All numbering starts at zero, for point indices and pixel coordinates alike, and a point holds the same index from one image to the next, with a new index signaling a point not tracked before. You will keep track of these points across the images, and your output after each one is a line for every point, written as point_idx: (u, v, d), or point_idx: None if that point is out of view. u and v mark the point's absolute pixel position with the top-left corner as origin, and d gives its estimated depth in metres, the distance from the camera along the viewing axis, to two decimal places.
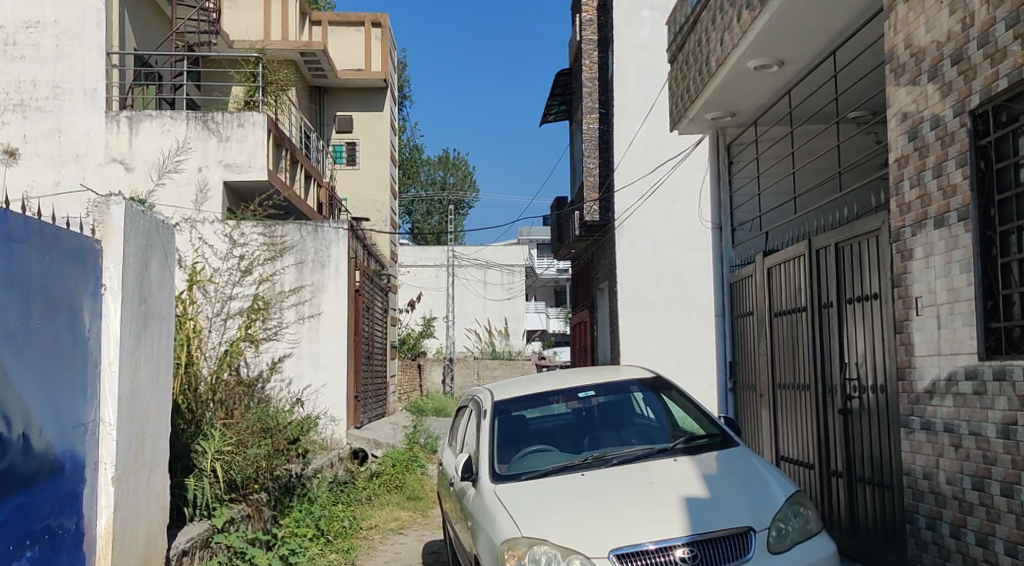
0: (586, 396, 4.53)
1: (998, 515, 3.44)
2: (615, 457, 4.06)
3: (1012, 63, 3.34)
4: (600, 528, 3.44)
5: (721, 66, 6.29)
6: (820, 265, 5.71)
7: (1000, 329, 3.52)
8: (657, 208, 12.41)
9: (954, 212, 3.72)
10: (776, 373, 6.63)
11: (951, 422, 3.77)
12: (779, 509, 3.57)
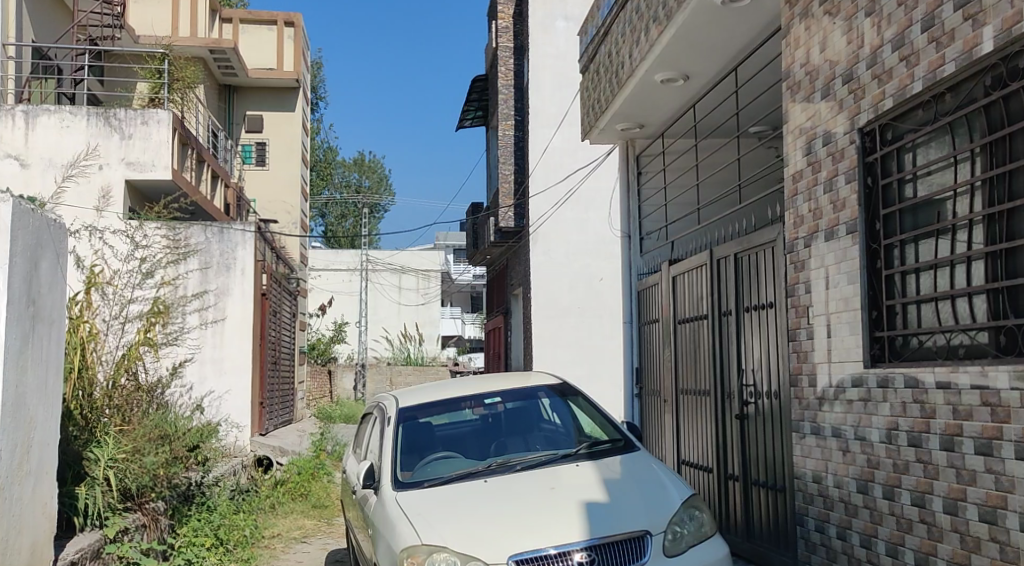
0: (492, 403, 4.56)
1: (880, 517, 3.79)
2: (519, 462, 4.09)
3: (898, 84, 3.69)
4: (501, 536, 3.47)
5: (630, 78, 6.43)
6: (719, 274, 5.92)
7: (884, 336, 3.88)
8: (569, 216, 12.62)
9: (843, 225, 4.09)
10: (678, 380, 6.82)
11: (839, 428, 4.09)
12: (675, 513, 3.66)
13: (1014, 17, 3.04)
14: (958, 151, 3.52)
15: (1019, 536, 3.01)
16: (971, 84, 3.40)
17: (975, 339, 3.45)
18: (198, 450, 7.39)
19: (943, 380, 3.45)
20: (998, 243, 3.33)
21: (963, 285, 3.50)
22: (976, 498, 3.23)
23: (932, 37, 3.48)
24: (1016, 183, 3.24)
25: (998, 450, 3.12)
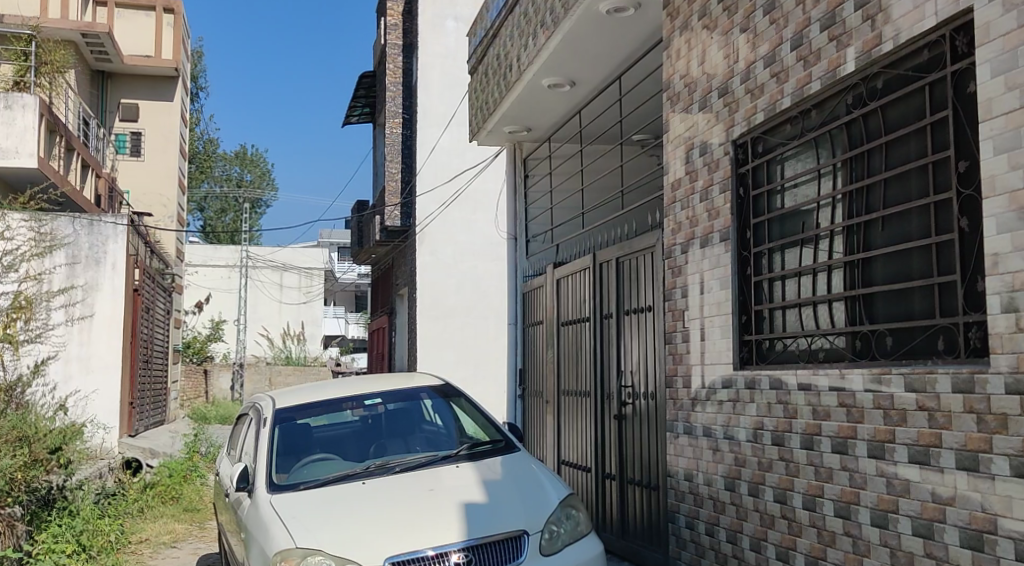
0: (373, 403, 4.53)
1: (745, 513, 4.14)
2: (398, 464, 4.08)
3: (768, 99, 4.03)
4: (379, 537, 3.45)
5: (517, 83, 6.65)
6: (603, 277, 6.14)
7: (752, 340, 4.23)
8: (456, 215, 13.50)
9: (717, 233, 4.42)
10: (560, 381, 7.03)
11: (709, 427, 4.43)
12: (552, 512, 3.72)
13: (874, 42, 3.41)
14: (822, 165, 3.89)
15: (869, 529, 3.44)
16: (834, 102, 3.78)
17: (834, 343, 3.82)
18: (61, 451, 6.80)
19: (804, 382, 3.80)
20: (855, 252, 3.70)
21: (824, 292, 3.87)
22: (832, 494, 3.63)
23: (801, 55, 3.80)
24: (873, 198, 3.61)
25: (852, 447, 3.53)
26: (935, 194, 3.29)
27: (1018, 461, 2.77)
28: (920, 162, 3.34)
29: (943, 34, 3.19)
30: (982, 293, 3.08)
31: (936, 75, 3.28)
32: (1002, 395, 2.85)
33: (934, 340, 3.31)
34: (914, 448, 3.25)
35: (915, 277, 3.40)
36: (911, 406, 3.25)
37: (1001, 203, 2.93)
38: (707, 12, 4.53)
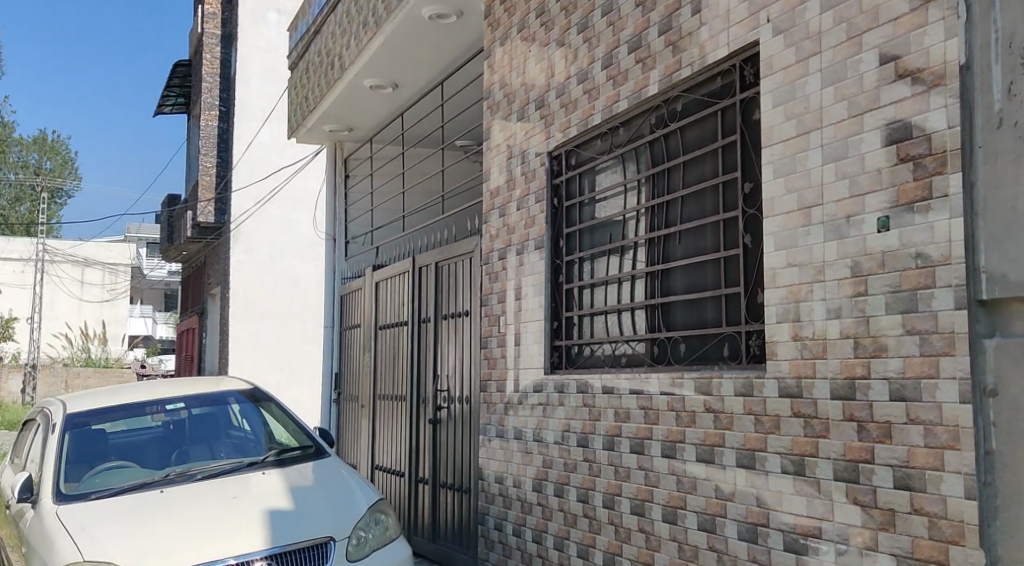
0: (175, 409, 4.80)
1: (550, 513, 4.92)
2: (200, 471, 4.23)
3: (579, 116, 4.84)
4: (176, 545, 3.51)
5: (337, 83, 8.46)
6: (422, 280, 7.22)
7: (562, 345, 5.05)
8: (275, 213, 14.90)
9: (532, 241, 5.25)
10: (377, 387, 8.28)
11: (521, 431, 5.25)
12: (360, 518, 3.87)
13: (673, 67, 4.16)
14: (628, 180, 4.65)
15: (661, 525, 4.12)
16: (639, 121, 4.53)
17: (634, 349, 4.56)
18: None
19: (607, 385, 4.53)
20: (656, 263, 4.42)
21: (628, 301, 4.60)
22: (629, 493, 4.33)
23: (610, 73, 4.58)
24: (671, 214, 4.34)
25: (648, 448, 4.22)
26: (724, 213, 4.00)
27: (786, 459, 3.55)
28: (713, 182, 4.06)
29: (733, 64, 3.93)
30: (762, 305, 3.80)
31: (728, 101, 4.00)
32: (775, 399, 3.63)
33: (721, 347, 4.02)
34: (700, 447, 3.95)
35: (708, 287, 4.09)
36: (699, 409, 3.96)
37: (778, 223, 3.71)
38: (526, 29, 5.40)
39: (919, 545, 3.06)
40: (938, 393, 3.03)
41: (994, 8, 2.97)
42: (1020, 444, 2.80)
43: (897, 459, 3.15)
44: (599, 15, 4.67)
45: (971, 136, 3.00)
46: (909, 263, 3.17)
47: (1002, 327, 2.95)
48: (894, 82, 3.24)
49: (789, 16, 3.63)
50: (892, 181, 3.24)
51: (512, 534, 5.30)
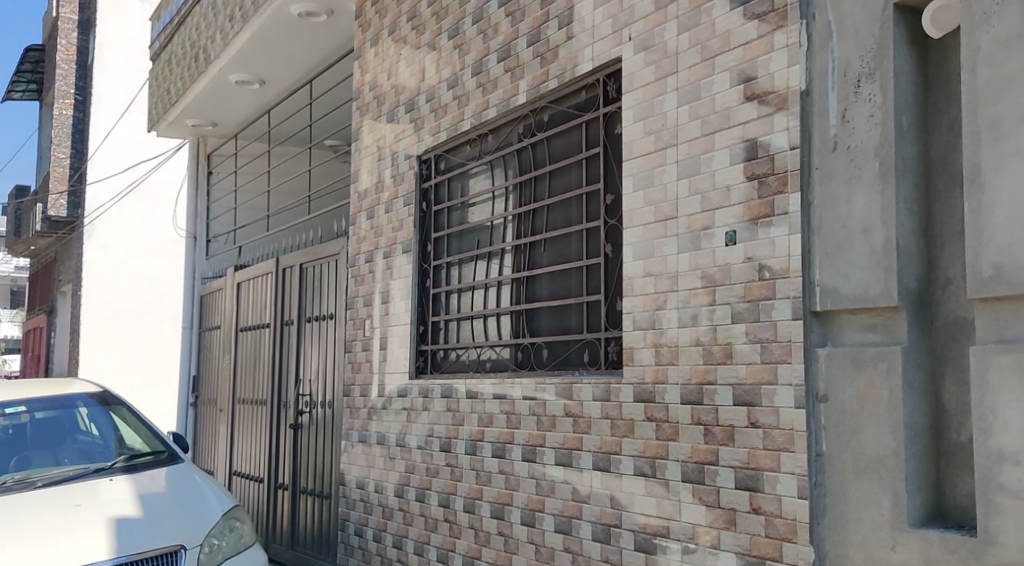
0: (15, 413, 4.53)
1: (411, 518, 4.98)
2: (40, 479, 4.01)
3: (449, 120, 4.96)
4: (9, 557, 3.29)
5: (200, 77, 8.42)
6: (286, 282, 7.36)
7: (428, 350, 5.14)
8: (131, 207, 14.06)
9: (400, 244, 5.34)
10: (237, 388, 8.53)
11: (383, 436, 5.31)
12: (214, 526, 3.78)
13: (541, 78, 4.30)
14: (497, 187, 4.77)
15: (519, 527, 4.24)
16: (508, 129, 4.66)
17: (499, 355, 4.68)
18: None
19: (471, 390, 4.62)
20: (521, 269, 4.55)
21: (494, 307, 4.71)
22: (490, 497, 4.43)
23: (481, 80, 4.71)
24: (538, 220, 4.47)
25: (509, 451, 4.33)
26: (588, 222, 4.14)
27: (638, 461, 3.71)
28: (577, 192, 4.21)
29: (598, 78, 4.09)
30: (620, 312, 3.96)
31: (592, 114, 4.15)
32: (630, 403, 3.79)
33: (583, 353, 4.15)
34: (559, 451, 4.09)
35: (571, 294, 4.23)
36: (559, 413, 4.09)
37: (636, 234, 3.87)
38: (399, 31, 5.50)
39: (757, 542, 3.29)
40: (776, 398, 3.29)
41: (831, 40, 3.21)
42: (846, 445, 3.10)
43: (738, 460, 3.38)
44: (470, 22, 4.81)
45: (809, 158, 3.26)
46: (751, 275, 3.40)
47: (833, 336, 3.22)
48: (742, 104, 3.45)
49: (649, 35, 3.80)
50: (739, 198, 3.46)
51: (373, 541, 5.35)
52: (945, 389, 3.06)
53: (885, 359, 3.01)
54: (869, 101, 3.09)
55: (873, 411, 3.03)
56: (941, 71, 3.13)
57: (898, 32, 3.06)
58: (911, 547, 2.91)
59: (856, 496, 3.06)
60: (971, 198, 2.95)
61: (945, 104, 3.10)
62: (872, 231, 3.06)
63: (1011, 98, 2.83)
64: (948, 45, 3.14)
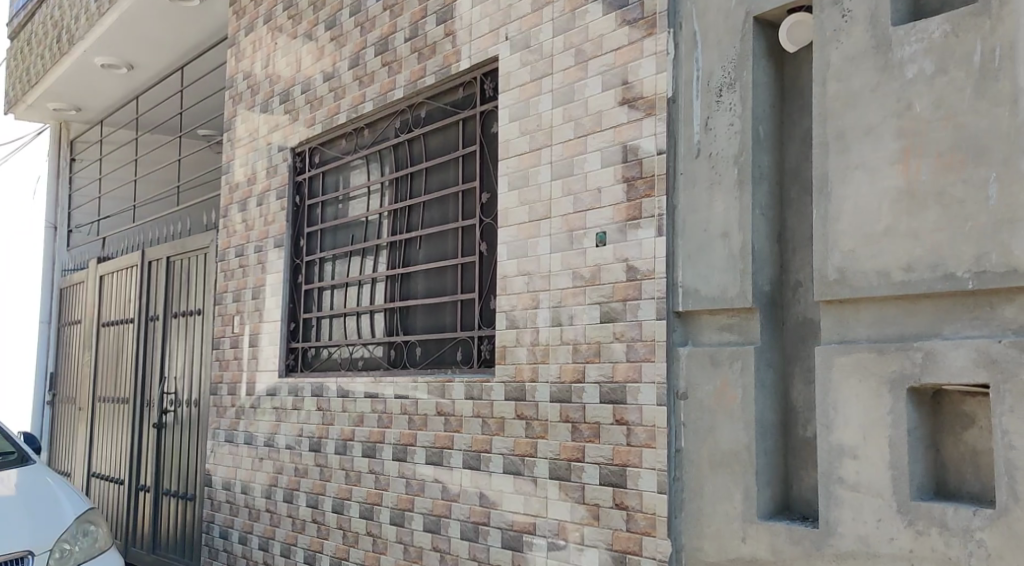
0: None
1: (278, 519, 5.07)
2: None
3: (323, 113, 5.05)
4: None
5: (65, 57, 8.16)
6: (151, 275, 7.20)
7: (298, 348, 5.24)
8: None
9: (272, 239, 5.43)
10: (96, 386, 8.20)
11: (251, 437, 5.40)
12: (66, 531, 3.75)
13: (418, 74, 4.39)
14: (372, 183, 4.84)
15: (387, 527, 4.30)
16: (385, 124, 4.75)
17: (371, 353, 4.74)
18: None
19: (343, 388, 4.69)
20: (396, 267, 4.61)
21: (368, 304, 4.76)
22: (359, 497, 4.50)
23: (357, 73, 4.80)
24: (413, 218, 4.53)
25: (379, 451, 4.40)
26: (463, 220, 4.21)
27: (508, 459, 3.77)
28: (454, 190, 4.27)
29: (475, 76, 4.16)
30: (493, 310, 4.01)
31: (469, 112, 4.22)
32: (502, 402, 3.84)
33: (456, 352, 4.19)
34: (430, 449, 4.14)
35: (447, 292, 4.28)
36: (431, 412, 4.14)
37: (512, 232, 3.91)
38: (273, 20, 5.61)
39: (618, 537, 3.36)
40: (640, 395, 3.37)
41: (696, 49, 3.32)
42: (702, 441, 3.22)
43: (604, 457, 3.44)
44: (348, 15, 4.90)
45: (675, 163, 3.36)
46: (619, 275, 3.48)
47: (693, 336, 3.33)
48: (615, 107, 3.52)
49: (525, 36, 3.87)
50: (610, 200, 3.52)
51: (238, 542, 5.44)
52: (795, 386, 3.21)
53: (739, 357, 3.13)
54: (730, 109, 3.21)
55: (728, 408, 3.15)
56: (796, 83, 3.27)
57: (758, 44, 3.19)
58: (759, 539, 3.05)
59: (711, 491, 3.18)
60: (820, 206, 3.10)
61: (800, 116, 3.25)
62: (730, 235, 3.18)
63: (857, 112, 3.00)
64: (802, 58, 3.28)
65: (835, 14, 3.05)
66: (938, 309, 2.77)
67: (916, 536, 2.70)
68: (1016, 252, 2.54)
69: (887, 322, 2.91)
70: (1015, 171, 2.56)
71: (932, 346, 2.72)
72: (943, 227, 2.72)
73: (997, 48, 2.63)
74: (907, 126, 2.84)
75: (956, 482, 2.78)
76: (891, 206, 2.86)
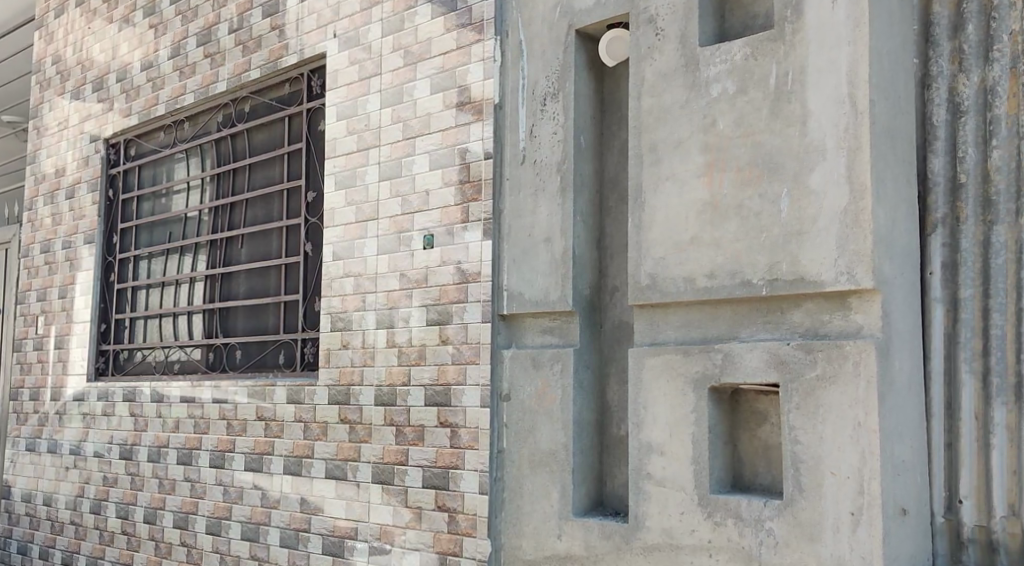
0: None
1: (84, 531, 4.86)
2: None
3: (140, 104, 4.89)
4: None
5: None
6: None
7: (109, 350, 5.01)
8: None
9: (82, 235, 5.18)
10: None
11: (55, 445, 5.13)
12: None
13: (242, 67, 4.33)
14: (192, 178, 4.68)
15: (203, 537, 4.22)
16: (206, 118, 4.64)
17: (189, 356, 4.57)
18: None
19: (158, 392, 4.53)
20: (216, 266, 4.48)
21: (185, 304, 4.59)
22: (173, 506, 4.38)
23: (177, 64, 4.68)
24: (235, 216, 4.43)
25: (196, 458, 4.30)
26: (287, 219, 4.16)
27: (330, 464, 3.75)
28: (279, 187, 4.21)
29: (303, 72, 4.14)
30: (317, 312, 3.98)
31: (295, 108, 4.19)
32: (324, 405, 3.81)
33: (278, 354, 4.12)
34: (249, 455, 4.08)
35: (270, 293, 4.20)
36: (250, 417, 4.07)
37: (338, 233, 3.89)
38: (86, 4, 5.33)
39: (439, 538, 3.39)
40: (464, 398, 3.40)
41: (522, 58, 3.39)
42: (523, 442, 3.28)
43: (426, 460, 3.47)
44: (169, 4, 4.76)
45: (501, 169, 3.42)
46: (446, 278, 3.50)
47: (517, 338, 3.38)
48: (441, 111, 3.57)
49: (353, 34, 3.89)
50: (437, 203, 3.55)
51: (39, 557, 5.17)
52: (610, 387, 3.32)
53: (560, 360, 3.21)
54: (553, 118, 3.30)
55: (547, 408, 3.22)
56: (615, 97, 3.39)
57: (579, 57, 3.29)
58: (574, 535, 3.14)
59: (530, 489, 3.25)
60: (635, 214, 3.22)
61: (617, 128, 3.38)
62: (553, 240, 3.25)
63: (666, 126, 3.14)
64: (620, 73, 3.41)
65: (649, 32, 3.17)
66: (736, 313, 2.95)
67: (715, 527, 2.85)
68: (803, 261, 2.73)
69: (691, 325, 3.06)
70: (803, 187, 2.76)
71: (731, 348, 2.88)
72: (742, 237, 2.90)
73: (790, 73, 2.83)
74: (711, 141, 3.00)
75: (750, 475, 2.97)
76: (697, 216, 3.01)
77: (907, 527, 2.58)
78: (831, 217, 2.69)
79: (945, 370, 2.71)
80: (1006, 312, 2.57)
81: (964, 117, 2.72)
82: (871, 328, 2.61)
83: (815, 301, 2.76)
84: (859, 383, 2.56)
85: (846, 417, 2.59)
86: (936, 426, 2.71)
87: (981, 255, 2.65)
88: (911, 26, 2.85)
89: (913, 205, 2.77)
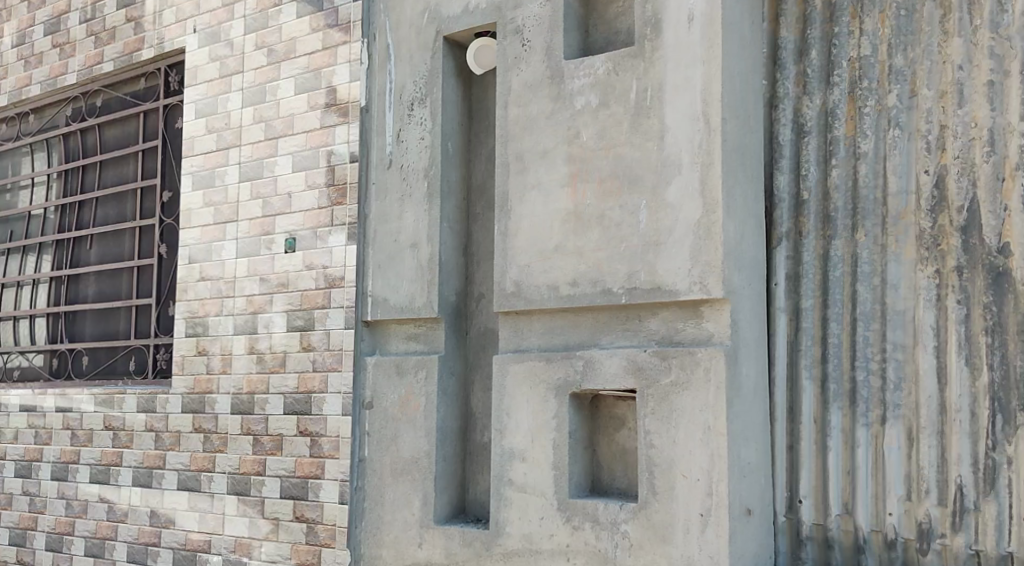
0: None
1: None
2: None
3: None
4: None
5: None
6: None
7: None
8: None
9: None
10: None
11: None
12: None
13: (94, 59, 4.15)
14: (37, 174, 4.44)
15: (43, 553, 4.01)
16: (55, 111, 4.42)
17: (31, 363, 4.33)
18: None
19: None
20: (62, 268, 4.27)
21: (27, 307, 4.36)
22: (11, 522, 4.17)
23: (24, 53, 4.46)
24: (84, 215, 4.23)
25: (36, 470, 4.09)
26: (140, 220, 4.00)
27: (184, 475, 3.62)
28: (132, 186, 4.05)
29: (159, 67, 4.00)
30: (172, 317, 3.84)
31: (151, 104, 4.04)
32: (178, 414, 3.68)
33: (129, 360, 3.96)
34: (96, 467, 3.89)
35: (121, 297, 4.03)
36: (98, 427, 3.89)
37: (194, 235, 3.77)
38: None
39: (298, 550, 3.34)
40: (325, 406, 3.36)
41: (390, 62, 3.37)
42: (386, 450, 3.23)
43: (286, 470, 3.40)
44: None
45: (367, 173, 3.37)
46: (308, 284, 3.45)
47: (381, 345, 3.33)
48: (305, 112, 3.52)
49: (215, 30, 3.79)
50: (300, 206, 3.50)
51: None
52: (474, 394, 3.31)
53: (424, 367, 3.17)
54: (421, 124, 3.26)
55: (411, 416, 3.18)
56: (482, 105, 3.40)
57: (447, 64, 3.28)
58: (434, 543, 3.11)
59: (391, 498, 3.21)
60: (501, 221, 3.23)
61: (485, 136, 3.40)
62: (419, 246, 3.20)
63: (532, 136, 3.16)
64: (489, 82, 3.43)
65: (516, 42, 3.18)
66: (597, 321, 3.00)
67: (572, 531, 2.89)
68: (659, 271, 2.81)
69: (554, 332, 3.10)
70: (659, 199, 2.84)
71: (590, 355, 2.93)
72: (603, 246, 2.96)
73: (649, 89, 2.91)
74: (574, 152, 3.04)
75: (607, 480, 3.03)
76: (561, 225, 3.05)
77: (751, 527, 2.68)
78: (685, 229, 2.78)
79: (786, 376, 2.82)
80: (843, 321, 2.69)
81: (806, 137, 2.84)
82: (720, 336, 2.71)
83: (669, 310, 2.84)
84: (710, 389, 2.65)
85: (696, 421, 2.67)
86: (779, 429, 2.81)
87: (821, 267, 2.77)
88: (760, 49, 2.97)
89: (760, 219, 2.88)
